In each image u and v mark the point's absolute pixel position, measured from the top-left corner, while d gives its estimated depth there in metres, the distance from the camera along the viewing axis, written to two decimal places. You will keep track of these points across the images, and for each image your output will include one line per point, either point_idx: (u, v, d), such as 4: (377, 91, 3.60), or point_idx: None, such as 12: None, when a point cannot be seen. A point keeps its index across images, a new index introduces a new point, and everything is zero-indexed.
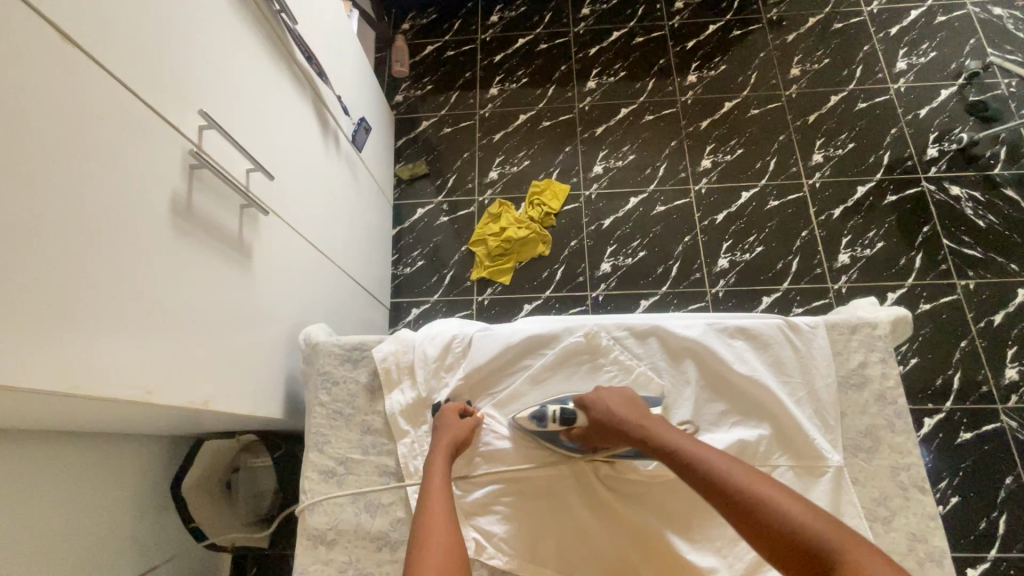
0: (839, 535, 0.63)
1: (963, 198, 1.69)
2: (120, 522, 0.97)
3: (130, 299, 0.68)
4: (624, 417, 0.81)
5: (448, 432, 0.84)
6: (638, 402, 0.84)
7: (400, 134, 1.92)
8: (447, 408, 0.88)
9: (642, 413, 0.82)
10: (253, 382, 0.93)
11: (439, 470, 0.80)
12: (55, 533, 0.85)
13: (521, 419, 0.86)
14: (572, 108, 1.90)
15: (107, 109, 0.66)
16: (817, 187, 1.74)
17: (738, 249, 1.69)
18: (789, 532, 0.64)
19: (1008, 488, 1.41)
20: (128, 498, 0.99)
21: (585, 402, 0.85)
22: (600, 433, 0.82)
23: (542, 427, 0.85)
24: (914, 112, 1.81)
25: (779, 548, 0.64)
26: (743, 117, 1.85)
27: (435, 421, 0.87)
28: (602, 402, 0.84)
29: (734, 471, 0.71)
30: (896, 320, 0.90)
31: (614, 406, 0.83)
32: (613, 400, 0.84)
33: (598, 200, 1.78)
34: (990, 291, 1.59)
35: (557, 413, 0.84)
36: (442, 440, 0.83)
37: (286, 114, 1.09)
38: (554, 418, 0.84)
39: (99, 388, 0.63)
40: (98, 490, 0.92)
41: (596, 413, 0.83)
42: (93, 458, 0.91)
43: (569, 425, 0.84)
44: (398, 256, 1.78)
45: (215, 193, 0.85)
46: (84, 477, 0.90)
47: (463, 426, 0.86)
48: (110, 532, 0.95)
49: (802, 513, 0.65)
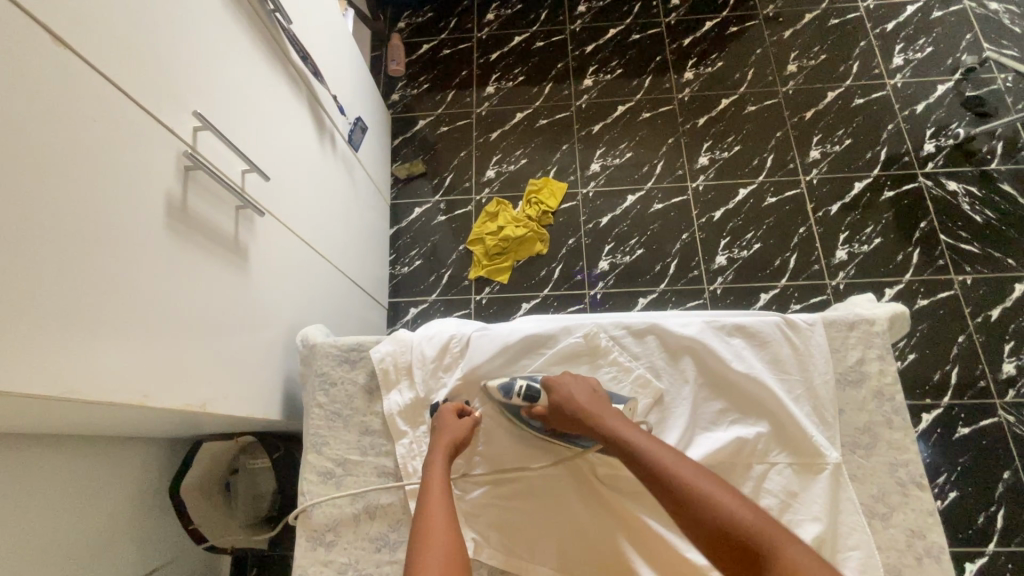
0: (769, 529, 0.64)
1: (960, 193, 1.70)
2: (117, 529, 0.96)
3: (126, 302, 0.67)
4: (583, 406, 0.82)
5: (447, 432, 0.85)
6: (599, 392, 0.85)
7: (396, 133, 1.92)
8: (446, 408, 0.88)
9: (601, 402, 0.83)
10: (250, 385, 0.92)
11: (438, 470, 0.80)
12: (53, 540, 0.84)
13: (491, 389, 0.89)
14: (569, 106, 1.90)
15: (101, 111, 0.65)
16: (814, 184, 1.74)
17: (736, 246, 1.69)
18: (720, 526, 0.66)
19: (1006, 482, 1.41)
20: (127, 504, 0.99)
21: (549, 384, 0.87)
22: (558, 417, 0.84)
23: (507, 400, 0.88)
24: (911, 108, 1.81)
25: (710, 540, 0.66)
26: (741, 114, 1.85)
27: (433, 422, 0.87)
28: (564, 389, 0.86)
29: (676, 462, 0.72)
30: (894, 317, 0.90)
31: (575, 396, 0.84)
32: (575, 387, 0.85)
33: (595, 198, 1.77)
34: (987, 286, 1.59)
35: (523, 388, 0.87)
36: (441, 440, 0.83)
37: (281, 114, 1.09)
38: (518, 393, 0.87)
39: (96, 391, 0.63)
40: (97, 496, 0.92)
41: (557, 400, 0.85)
42: (91, 464, 0.91)
43: (531, 402, 0.86)
44: (396, 256, 1.78)
45: (209, 193, 0.84)
46: (82, 483, 0.89)
47: (462, 426, 0.86)
48: (108, 538, 0.94)
49: (736, 506, 0.66)
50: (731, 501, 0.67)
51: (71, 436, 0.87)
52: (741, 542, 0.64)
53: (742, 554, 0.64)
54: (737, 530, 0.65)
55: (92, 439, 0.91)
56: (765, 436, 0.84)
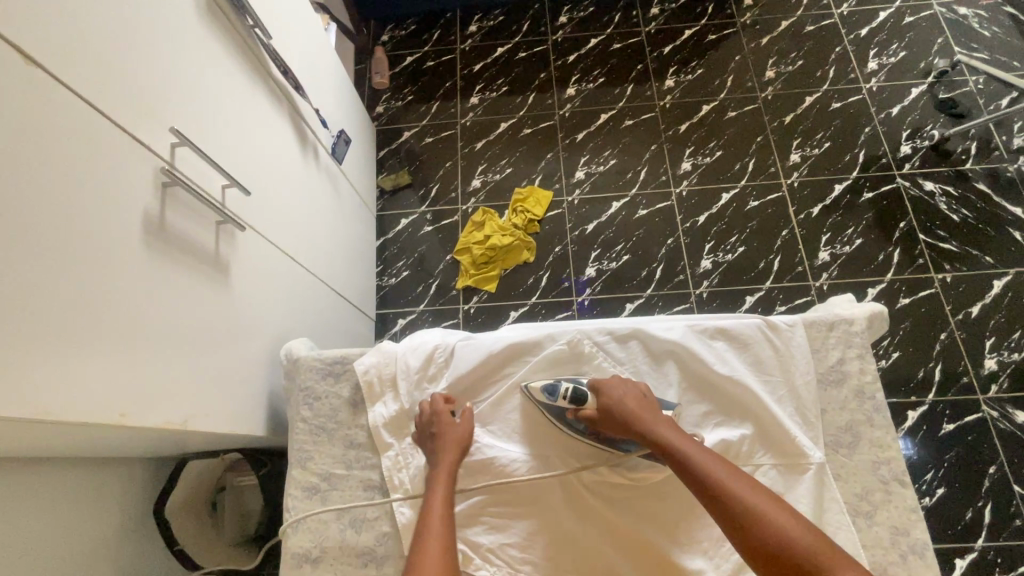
0: (822, 548, 0.63)
1: (937, 193, 1.73)
2: (96, 555, 0.93)
3: (102, 320, 0.66)
4: (633, 412, 0.81)
5: (449, 435, 0.84)
6: (647, 398, 0.83)
7: (381, 145, 1.92)
8: (438, 402, 0.88)
9: (651, 409, 0.81)
10: (233, 402, 0.92)
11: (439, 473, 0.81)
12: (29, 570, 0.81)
13: (532, 389, 0.88)
14: (553, 115, 1.91)
15: (76, 130, 0.65)
16: (795, 187, 1.77)
17: (720, 250, 1.71)
18: (770, 543, 0.65)
19: (991, 477, 1.43)
20: (105, 527, 0.96)
21: (598, 387, 0.86)
22: (603, 421, 0.83)
23: (551, 401, 0.87)
24: (886, 111, 1.85)
25: (760, 558, 0.65)
26: (721, 120, 1.87)
27: (429, 418, 0.86)
28: (614, 392, 0.84)
29: (724, 474, 0.71)
30: (873, 316, 0.90)
31: (625, 400, 0.82)
32: (627, 392, 0.83)
33: (580, 205, 1.79)
34: (966, 284, 1.62)
35: (569, 389, 0.86)
36: (444, 445, 0.83)
37: (262, 129, 1.09)
38: (564, 395, 0.86)
39: (74, 411, 0.62)
40: (70, 522, 0.89)
41: (606, 403, 0.83)
42: (58, 487, 0.87)
43: (578, 404, 0.86)
44: (383, 267, 1.78)
45: (188, 209, 0.84)
46: (54, 507, 0.86)
47: (462, 426, 0.86)
48: (88, 565, 0.91)
49: (780, 516, 0.66)
50: (783, 519, 0.66)
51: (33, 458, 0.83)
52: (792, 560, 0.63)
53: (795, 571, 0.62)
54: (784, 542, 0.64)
55: (59, 460, 0.88)
56: (749, 438, 0.84)
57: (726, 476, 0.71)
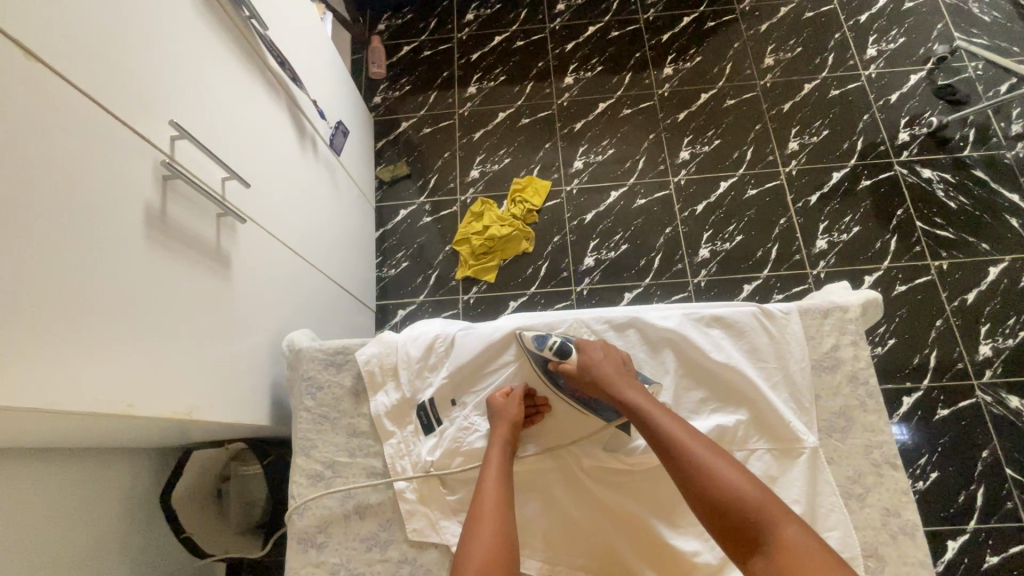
0: (770, 507, 0.66)
1: (934, 180, 1.74)
2: (94, 548, 0.94)
3: (107, 311, 0.68)
4: (607, 373, 0.83)
5: (506, 419, 0.85)
6: (621, 363, 0.85)
7: (379, 136, 1.92)
8: (508, 394, 0.88)
9: (625, 372, 0.84)
10: (237, 393, 0.93)
11: (495, 459, 0.82)
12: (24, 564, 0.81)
13: (526, 337, 0.90)
14: (551, 104, 1.91)
15: (76, 125, 0.66)
16: (793, 175, 1.77)
17: (718, 239, 1.71)
18: (722, 499, 0.67)
19: (984, 461, 1.45)
20: (104, 520, 0.96)
21: (581, 344, 0.89)
22: (578, 378, 0.85)
23: (537, 351, 0.89)
24: (885, 98, 1.84)
25: (712, 514, 0.67)
26: (719, 108, 1.87)
27: (492, 407, 0.88)
28: (594, 354, 0.86)
29: (685, 436, 0.74)
30: (867, 302, 0.90)
31: (602, 361, 0.85)
32: (604, 355, 0.85)
33: (579, 194, 1.79)
34: (962, 270, 1.63)
35: (556, 343, 0.88)
36: (500, 428, 0.84)
37: (260, 121, 1.09)
38: (551, 347, 0.89)
39: (82, 402, 0.63)
40: (65, 515, 0.88)
41: (585, 361, 0.85)
42: (55, 480, 0.87)
43: (562, 358, 0.88)
44: (382, 258, 1.78)
45: (189, 202, 0.85)
46: (48, 501, 0.86)
47: (516, 410, 0.86)
48: (85, 558, 0.92)
49: (739, 480, 0.68)
50: (738, 478, 0.68)
51: (25, 450, 0.82)
52: (742, 517, 0.66)
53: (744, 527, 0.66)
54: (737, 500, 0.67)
55: (59, 450, 0.88)
56: (744, 424, 0.85)
57: (686, 436, 0.73)
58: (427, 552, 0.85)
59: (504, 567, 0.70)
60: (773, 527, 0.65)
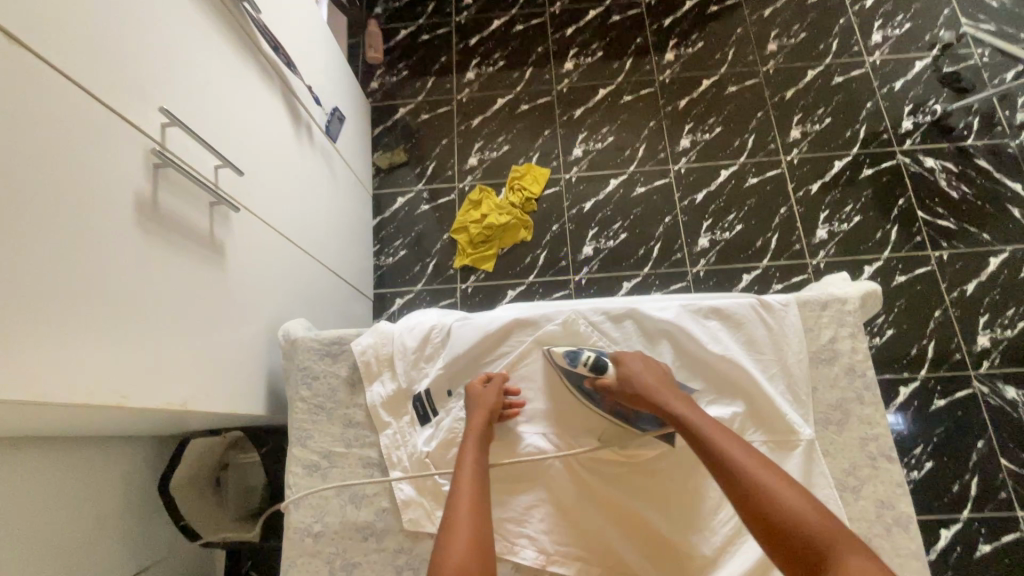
0: (831, 530, 0.61)
1: (937, 170, 1.72)
2: (92, 534, 0.94)
3: (99, 301, 0.67)
4: (648, 384, 0.82)
5: (483, 406, 0.85)
6: (665, 375, 0.84)
7: (377, 122, 1.90)
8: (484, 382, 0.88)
9: (669, 383, 0.83)
10: (232, 382, 0.93)
11: (471, 450, 0.81)
12: (21, 551, 0.81)
13: (555, 353, 0.89)
14: (551, 90, 1.88)
15: (65, 112, 0.64)
16: (795, 163, 1.75)
17: (718, 228, 1.70)
18: (780, 519, 0.64)
19: (979, 451, 1.46)
20: (101, 506, 0.96)
21: (618, 359, 0.87)
22: (621, 392, 0.84)
23: (571, 367, 0.87)
24: (889, 86, 1.82)
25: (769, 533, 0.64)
26: (721, 95, 1.84)
27: (468, 397, 0.87)
28: (635, 368, 0.84)
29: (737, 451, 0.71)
30: (867, 294, 0.90)
31: (642, 373, 0.84)
32: (645, 369, 0.84)
33: (578, 182, 1.78)
34: (962, 260, 1.62)
35: (591, 358, 0.86)
36: (478, 415, 0.84)
37: (255, 108, 1.07)
38: (585, 363, 0.87)
39: (76, 394, 0.63)
40: (63, 502, 0.88)
41: (626, 376, 0.84)
42: (52, 469, 0.87)
43: (598, 373, 0.86)
44: (380, 247, 1.77)
45: (182, 190, 0.83)
46: (44, 489, 0.85)
47: (493, 397, 0.86)
48: (83, 544, 0.92)
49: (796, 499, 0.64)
50: (797, 498, 0.65)
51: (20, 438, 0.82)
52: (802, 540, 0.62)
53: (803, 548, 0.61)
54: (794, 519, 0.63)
55: (54, 439, 0.88)
56: (741, 416, 0.85)
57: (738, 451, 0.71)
58: (422, 542, 0.85)
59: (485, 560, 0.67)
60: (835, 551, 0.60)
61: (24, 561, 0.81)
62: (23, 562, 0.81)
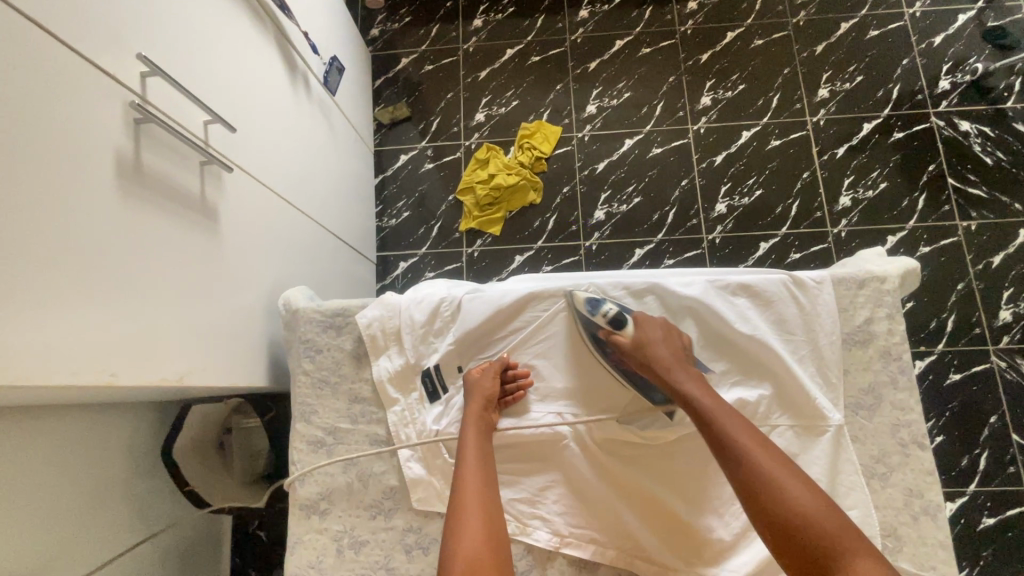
0: (841, 530, 0.62)
1: (972, 134, 1.62)
2: (90, 503, 0.90)
3: (82, 274, 0.61)
4: (665, 359, 0.79)
5: (479, 393, 0.83)
6: (680, 351, 0.81)
7: (377, 74, 1.78)
8: (484, 369, 0.85)
9: (684, 360, 0.80)
10: (231, 353, 0.88)
11: (472, 441, 0.80)
12: (11, 526, 0.76)
13: (577, 297, 0.85)
14: (564, 41, 1.75)
15: (29, 60, 0.56)
16: (821, 125, 1.65)
17: (737, 192, 1.62)
18: (789, 516, 0.63)
19: (991, 426, 1.44)
20: (99, 475, 0.92)
21: (640, 319, 0.83)
22: (633, 355, 0.81)
23: (589, 315, 0.84)
24: (928, 41, 1.69)
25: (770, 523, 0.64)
26: (746, 49, 1.72)
27: (465, 384, 0.85)
28: (653, 335, 0.82)
29: (747, 438, 0.70)
30: (906, 272, 0.84)
31: (660, 342, 0.81)
32: (662, 339, 0.81)
33: (591, 142, 1.68)
34: (991, 232, 1.55)
35: (612, 312, 0.83)
36: (473, 404, 0.82)
37: (246, 57, 0.98)
38: (605, 316, 0.83)
39: (63, 375, 0.58)
40: (57, 473, 0.84)
41: (643, 339, 0.81)
42: (56, 438, 0.84)
43: (616, 328, 0.83)
44: (382, 207, 1.70)
45: (167, 149, 0.76)
46: (39, 460, 0.81)
47: (492, 383, 0.83)
48: (81, 514, 0.88)
49: (803, 496, 0.64)
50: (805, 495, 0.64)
51: (6, 408, 0.75)
52: (812, 540, 0.61)
53: (811, 549, 0.61)
54: (800, 515, 0.63)
55: (54, 408, 0.84)
56: (767, 399, 0.81)
57: (746, 437, 0.70)
58: (432, 522, 0.83)
59: (494, 559, 0.68)
60: (846, 552, 0.60)
61: (31, 531, 0.79)
62: (29, 532, 0.79)
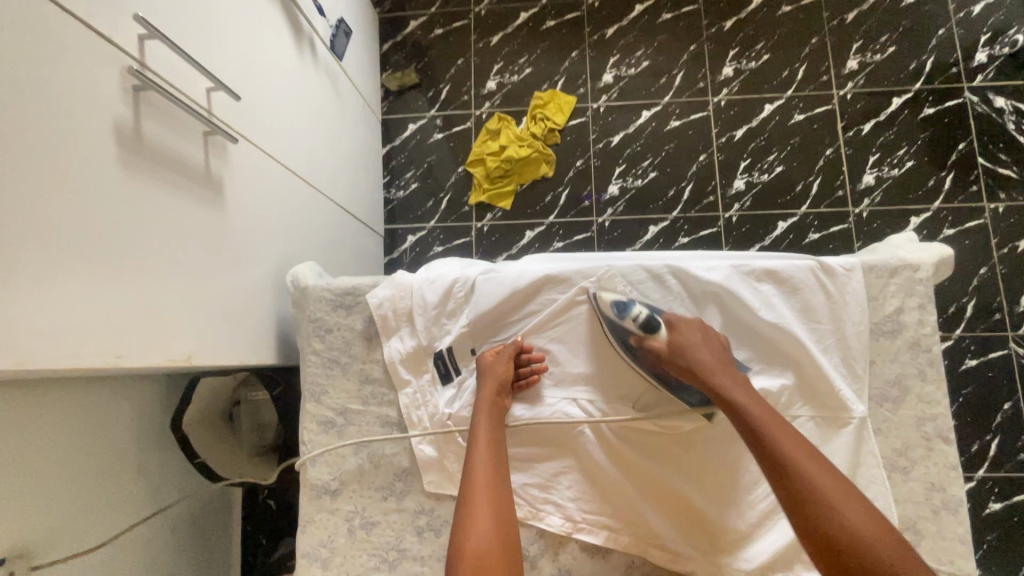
0: (876, 525, 0.61)
1: (1006, 111, 1.54)
2: (99, 477, 0.90)
3: (84, 251, 0.59)
4: (703, 361, 0.76)
5: (492, 378, 0.81)
6: (718, 351, 0.78)
7: (385, 37, 1.70)
8: (497, 352, 0.83)
9: (724, 362, 0.77)
10: (239, 330, 0.87)
11: (484, 427, 0.78)
12: (21, 500, 0.76)
13: (602, 300, 0.80)
14: (580, 4, 1.67)
15: (19, 21, 0.52)
16: (847, 99, 1.58)
17: (756, 169, 1.57)
18: (818, 506, 0.63)
19: (1005, 413, 1.42)
20: (108, 450, 0.91)
21: (674, 322, 0.80)
22: (669, 357, 0.78)
23: (617, 318, 0.79)
24: (967, 10, 1.59)
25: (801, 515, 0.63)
26: (773, 16, 1.63)
27: (478, 366, 0.83)
28: (689, 336, 0.78)
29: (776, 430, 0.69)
30: (940, 261, 0.80)
31: (698, 345, 0.78)
32: (698, 339, 0.78)
33: (607, 113, 1.62)
34: (1019, 215, 1.50)
35: (642, 315, 0.78)
36: (486, 387, 0.80)
37: (249, 20, 0.93)
38: (635, 320, 0.79)
39: (69, 356, 0.57)
40: (66, 446, 0.83)
41: (679, 342, 0.78)
42: (64, 411, 0.83)
43: (648, 334, 0.79)
44: (390, 178, 1.65)
45: (169, 118, 0.72)
46: (48, 433, 0.80)
47: (505, 367, 0.82)
48: (91, 488, 0.88)
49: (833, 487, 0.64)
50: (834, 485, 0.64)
51: (12, 384, 0.74)
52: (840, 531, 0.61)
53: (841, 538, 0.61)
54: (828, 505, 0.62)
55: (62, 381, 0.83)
56: (788, 388, 0.80)
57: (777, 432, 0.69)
58: (443, 505, 0.82)
59: (503, 547, 0.68)
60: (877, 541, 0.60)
61: (41, 503, 0.79)
62: (39, 504, 0.79)
